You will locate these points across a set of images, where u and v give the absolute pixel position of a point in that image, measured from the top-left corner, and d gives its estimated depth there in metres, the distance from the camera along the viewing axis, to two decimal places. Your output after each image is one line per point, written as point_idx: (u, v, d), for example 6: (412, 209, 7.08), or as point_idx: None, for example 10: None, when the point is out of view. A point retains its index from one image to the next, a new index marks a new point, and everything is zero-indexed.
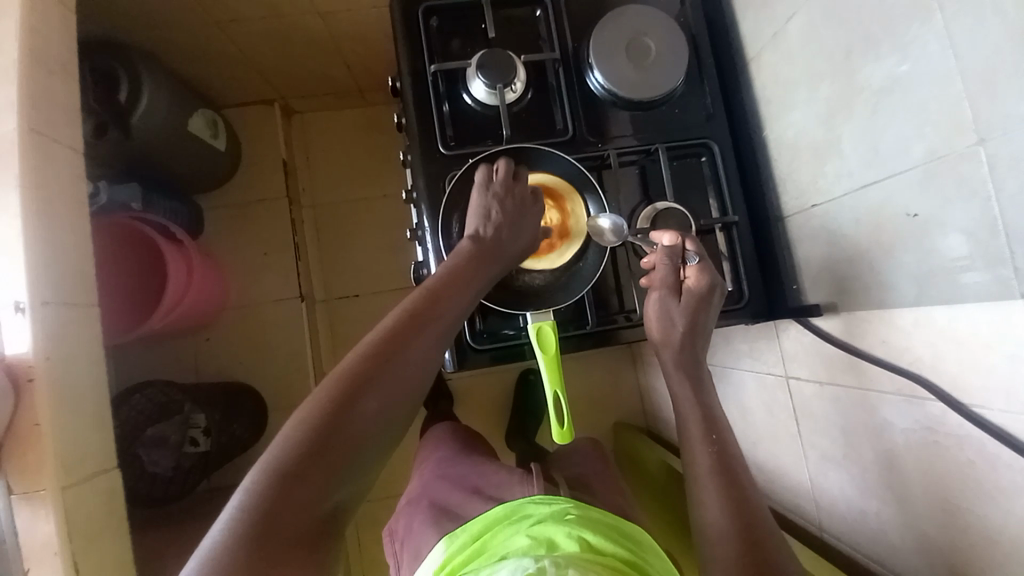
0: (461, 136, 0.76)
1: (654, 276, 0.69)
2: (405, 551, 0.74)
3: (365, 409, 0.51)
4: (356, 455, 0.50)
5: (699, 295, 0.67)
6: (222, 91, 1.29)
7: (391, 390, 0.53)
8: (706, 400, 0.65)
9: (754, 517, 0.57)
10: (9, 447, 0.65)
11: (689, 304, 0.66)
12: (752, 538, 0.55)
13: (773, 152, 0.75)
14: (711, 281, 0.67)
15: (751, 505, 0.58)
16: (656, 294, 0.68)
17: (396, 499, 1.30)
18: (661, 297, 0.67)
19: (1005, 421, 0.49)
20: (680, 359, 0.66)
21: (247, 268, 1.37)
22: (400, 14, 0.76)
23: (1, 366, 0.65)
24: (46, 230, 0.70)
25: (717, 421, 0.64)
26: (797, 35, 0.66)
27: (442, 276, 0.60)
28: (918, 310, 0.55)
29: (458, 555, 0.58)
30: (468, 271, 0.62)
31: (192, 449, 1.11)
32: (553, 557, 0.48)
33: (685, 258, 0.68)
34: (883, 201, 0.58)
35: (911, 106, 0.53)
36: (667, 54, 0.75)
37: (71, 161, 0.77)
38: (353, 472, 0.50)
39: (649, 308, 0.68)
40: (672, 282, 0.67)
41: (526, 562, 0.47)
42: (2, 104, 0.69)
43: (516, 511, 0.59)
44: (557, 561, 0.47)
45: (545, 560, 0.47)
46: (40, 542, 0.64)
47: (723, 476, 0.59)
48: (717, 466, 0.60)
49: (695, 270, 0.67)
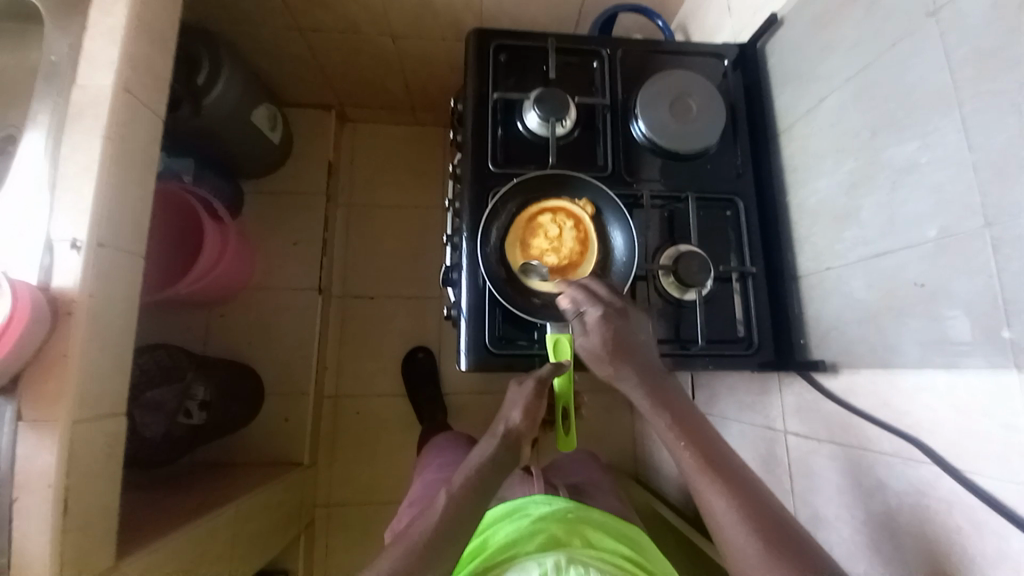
0: (510, 157, 0.83)
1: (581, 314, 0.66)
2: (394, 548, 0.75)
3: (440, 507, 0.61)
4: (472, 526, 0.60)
5: (606, 317, 0.65)
6: (288, 90, 1.39)
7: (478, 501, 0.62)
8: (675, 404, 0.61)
9: (783, 528, 0.52)
10: (33, 371, 0.67)
11: (603, 339, 0.64)
12: (783, 544, 0.51)
13: (794, 216, 0.80)
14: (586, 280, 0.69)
15: (767, 508, 0.53)
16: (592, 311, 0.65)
17: (397, 504, 1.36)
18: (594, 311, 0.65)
19: (994, 487, 0.51)
20: (640, 363, 0.64)
21: (275, 254, 1.42)
22: (474, 44, 0.84)
23: (46, 293, 0.68)
24: (118, 177, 0.75)
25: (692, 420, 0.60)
26: (829, 113, 0.73)
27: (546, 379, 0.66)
28: (920, 373, 0.58)
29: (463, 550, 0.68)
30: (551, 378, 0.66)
31: (185, 421, 1.09)
32: (556, 557, 0.58)
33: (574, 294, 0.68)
34: (894, 270, 0.62)
35: (927, 187, 0.58)
36: (706, 115, 0.83)
37: (150, 122, 0.83)
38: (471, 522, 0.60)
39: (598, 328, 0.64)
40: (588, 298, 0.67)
41: (531, 567, 0.58)
42: (101, 61, 0.77)
43: (519, 508, 0.71)
44: (559, 562, 0.58)
45: (548, 562, 0.58)
46: (39, 471, 0.65)
47: (718, 474, 0.55)
48: (713, 469, 0.56)
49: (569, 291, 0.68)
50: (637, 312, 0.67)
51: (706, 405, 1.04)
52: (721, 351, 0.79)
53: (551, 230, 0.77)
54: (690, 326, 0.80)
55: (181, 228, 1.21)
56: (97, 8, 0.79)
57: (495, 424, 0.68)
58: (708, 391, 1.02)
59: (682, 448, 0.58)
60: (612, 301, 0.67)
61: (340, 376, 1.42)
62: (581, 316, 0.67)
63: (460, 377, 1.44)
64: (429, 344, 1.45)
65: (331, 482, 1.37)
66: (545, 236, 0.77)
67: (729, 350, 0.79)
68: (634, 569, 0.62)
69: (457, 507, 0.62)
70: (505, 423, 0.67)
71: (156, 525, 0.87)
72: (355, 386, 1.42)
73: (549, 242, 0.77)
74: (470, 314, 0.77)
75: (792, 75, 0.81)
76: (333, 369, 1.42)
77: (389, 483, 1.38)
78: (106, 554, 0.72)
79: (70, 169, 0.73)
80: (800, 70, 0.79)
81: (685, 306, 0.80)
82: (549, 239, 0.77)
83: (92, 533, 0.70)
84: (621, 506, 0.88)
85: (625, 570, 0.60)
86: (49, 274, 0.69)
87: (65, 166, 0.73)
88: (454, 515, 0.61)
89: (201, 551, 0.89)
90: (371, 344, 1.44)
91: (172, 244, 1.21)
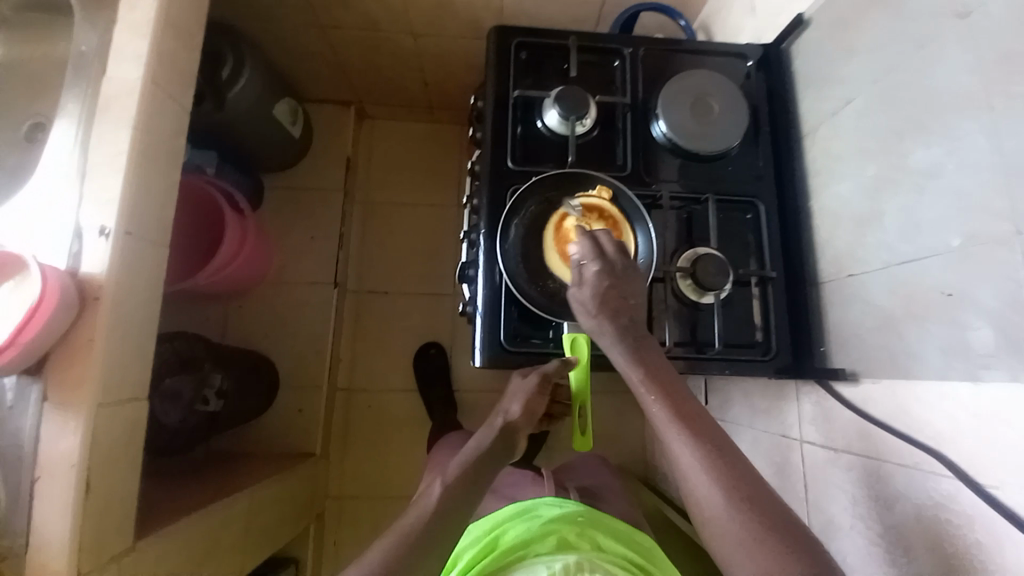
0: (529, 155, 0.83)
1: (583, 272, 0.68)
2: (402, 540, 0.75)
3: (449, 497, 0.62)
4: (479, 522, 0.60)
5: (606, 272, 0.66)
6: (309, 86, 1.40)
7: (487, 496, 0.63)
8: (665, 379, 0.61)
9: (750, 480, 0.53)
10: (59, 355, 0.69)
11: (600, 291, 0.66)
12: (765, 516, 0.50)
13: (816, 220, 0.79)
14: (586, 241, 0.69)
15: (731, 461, 0.54)
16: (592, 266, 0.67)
17: (404, 499, 1.37)
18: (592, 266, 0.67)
19: (1019, 503, 0.49)
20: (623, 326, 0.65)
21: (292, 247, 1.44)
22: (495, 41, 0.84)
23: (74, 280, 0.70)
24: (144, 168, 0.77)
25: (678, 396, 0.60)
26: (853, 116, 0.72)
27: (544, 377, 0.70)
28: (942, 383, 0.57)
29: (470, 548, 0.67)
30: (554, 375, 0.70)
31: (202, 408, 1.11)
32: (565, 560, 0.58)
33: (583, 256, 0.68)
34: (917, 277, 0.61)
35: (954, 192, 0.57)
36: (728, 116, 0.82)
37: (176, 115, 0.85)
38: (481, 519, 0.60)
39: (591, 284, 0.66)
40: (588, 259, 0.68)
41: (540, 569, 0.57)
42: (131, 54, 0.78)
43: (529, 509, 0.71)
44: (567, 566, 0.57)
45: (557, 564, 0.57)
46: (62, 452, 0.66)
47: (687, 426, 0.57)
48: (683, 422, 0.57)
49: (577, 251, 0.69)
50: (637, 275, 0.68)
51: (719, 411, 1.03)
52: (737, 356, 0.78)
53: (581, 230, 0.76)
54: (707, 330, 0.79)
55: (201, 219, 1.23)
56: (127, 2, 0.81)
57: (494, 415, 0.71)
58: (722, 397, 1.01)
59: (654, 402, 0.60)
60: (614, 259, 0.68)
61: (353, 370, 1.44)
62: (581, 269, 0.69)
63: (471, 375, 1.44)
64: (442, 340, 1.45)
65: (341, 474, 1.39)
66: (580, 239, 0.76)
67: (745, 355, 0.78)
68: None
69: (468, 503, 0.62)
70: (504, 414, 0.70)
71: (172, 509, 0.89)
72: (366, 380, 1.43)
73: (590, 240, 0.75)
74: (485, 311, 0.77)
75: (816, 77, 0.79)
76: (346, 362, 1.44)
77: (399, 478, 1.39)
78: (124, 535, 0.74)
79: (99, 158, 0.74)
80: (825, 72, 0.78)
81: (702, 310, 0.79)
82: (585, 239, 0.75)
83: (111, 515, 0.72)
84: (630, 509, 0.88)
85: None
86: (77, 260, 0.71)
87: (94, 157, 0.75)
88: (465, 510, 0.62)
89: (213, 536, 0.90)
90: (384, 339, 1.45)
91: (192, 235, 1.23)
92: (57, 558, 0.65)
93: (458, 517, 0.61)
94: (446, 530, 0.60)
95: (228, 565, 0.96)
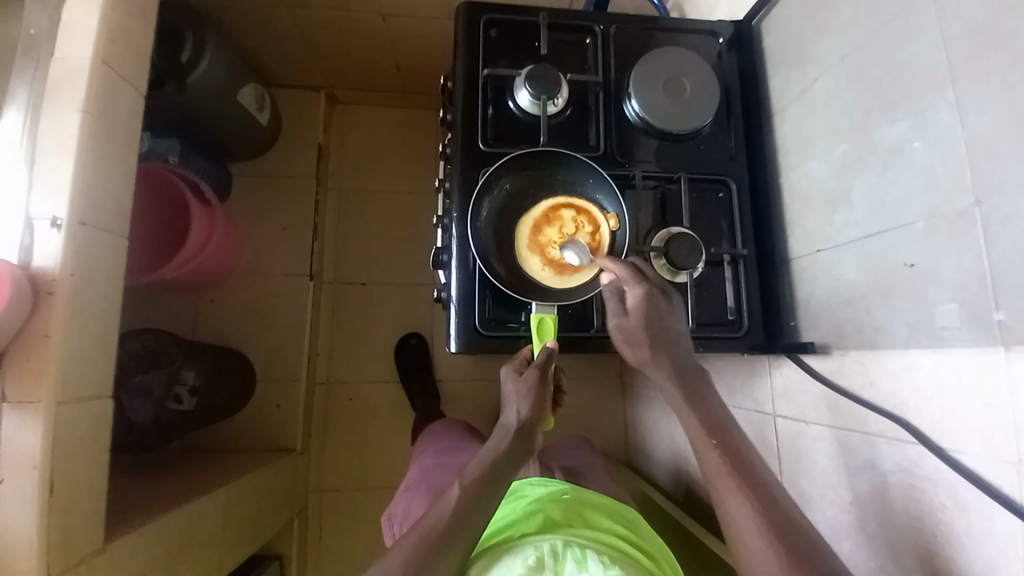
0: (500, 136, 0.81)
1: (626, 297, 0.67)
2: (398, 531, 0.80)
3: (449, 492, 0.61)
4: (465, 509, 0.60)
5: (647, 296, 0.66)
6: (275, 69, 1.36)
7: (469, 484, 0.62)
8: (708, 405, 0.61)
9: (802, 542, 0.50)
10: (15, 353, 0.66)
11: (642, 316, 0.65)
12: (795, 546, 0.50)
13: (787, 198, 0.80)
14: (633, 282, 0.67)
15: (790, 522, 0.52)
16: (639, 289, 0.66)
17: (390, 490, 1.37)
18: (648, 293, 0.66)
19: (979, 466, 0.51)
20: (672, 355, 0.64)
21: (264, 238, 1.41)
22: (464, 19, 0.82)
23: (26, 273, 0.66)
24: (99, 157, 0.74)
25: (719, 424, 0.59)
26: (822, 94, 0.72)
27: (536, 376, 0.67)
28: (906, 354, 0.59)
29: None
30: (547, 371, 0.67)
31: (176, 406, 1.08)
32: (552, 541, 0.58)
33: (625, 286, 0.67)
34: (883, 252, 0.62)
35: (918, 167, 0.58)
36: (700, 94, 0.81)
37: (131, 99, 0.81)
38: (468, 507, 0.60)
39: (637, 309, 0.65)
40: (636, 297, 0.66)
41: (528, 551, 0.58)
42: (79, 34, 0.74)
43: (516, 490, 0.74)
44: (555, 546, 0.58)
45: (546, 546, 0.58)
46: (23, 451, 0.64)
47: (743, 478, 0.55)
48: (742, 479, 0.55)
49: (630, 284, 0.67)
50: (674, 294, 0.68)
51: None
52: (712, 334, 0.78)
53: (567, 227, 0.76)
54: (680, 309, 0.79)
55: (167, 210, 1.19)
56: None
57: (505, 415, 0.68)
58: None
59: (710, 452, 0.57)
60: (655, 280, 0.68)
61: (332, 362, 1.42)
62: (620, 296, 0.68)
63: (453, 363, 1.44)
64: (422, 329, 1.44)
65: (323, 467, 1.37)
66: (558, 231, 0.76)
67: (720, 332, 0.79)
68: (627, 547, 0.63)
69: (454, 492, 0.62)
70: (515, 414, 0.67)
71: (146, 507, 0.87)
72: (346, 372, 1.41)
73: (586, 237, 0.75)
74: (459, 295, 0.76)
75: (786, 55, 0.79)
76: (324, 354, 1.42)
77: (384, 469, 1.38)
78: (95, 535, 0.72)
79: (49, 144, 0.71)
80: (794, 49, 0.78)
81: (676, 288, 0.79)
82: (561, 233, 0.75)
83: (81, 513, 0.70)
84: (616, 487, 0.89)
85: (618, 548, 0.62)
86: (29, 253, 0.68)
87: (43, 143, 0.71)
88: (451, 499, 0.61)
89: (190, 530, 0.89)
90: (362, 330, 1.43)
91: (155, 225, 1.19)
92: (23, 561, 0.63)
93: (446, 506, 0.60)
94: (433, 520, 0.59)
95: (207, 558, 0.95)
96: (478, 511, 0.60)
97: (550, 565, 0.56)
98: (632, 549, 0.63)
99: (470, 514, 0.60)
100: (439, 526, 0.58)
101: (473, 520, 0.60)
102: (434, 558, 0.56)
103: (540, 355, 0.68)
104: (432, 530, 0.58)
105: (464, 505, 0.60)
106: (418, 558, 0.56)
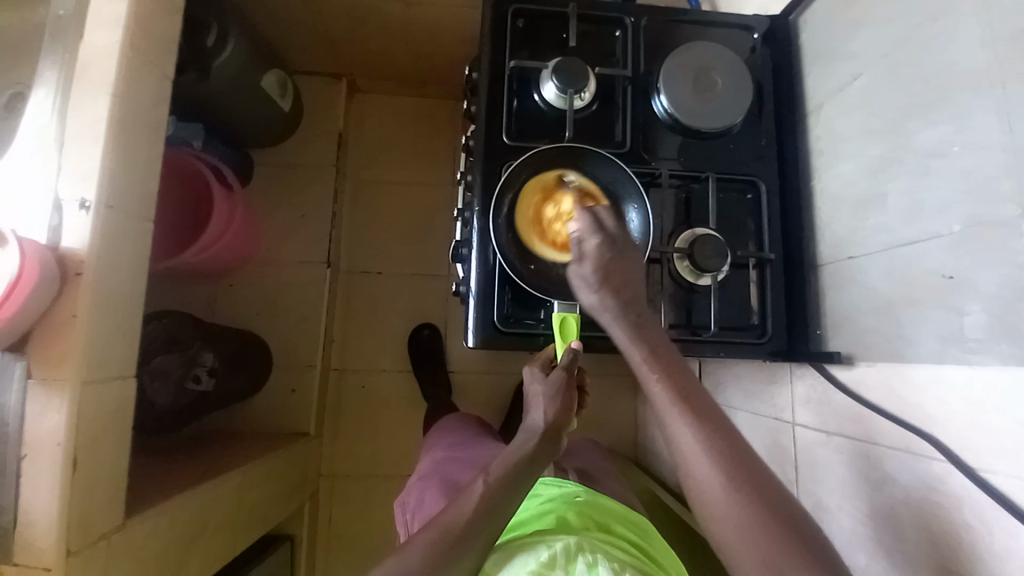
0: (524, 130, 0.80)
1: (586, 249, 0.64)
2: (414, 520, 0.83)
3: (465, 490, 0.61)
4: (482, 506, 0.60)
5: (605, 245, 0.64)
6: (297, 56, 1.35)
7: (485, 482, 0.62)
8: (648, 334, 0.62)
9: (752, 468, 0.52)
10: (42, 333, 0.67)
11: (602, 264, 0.64)
12: (746, 476, 0.52)
13: (817, 201, 0.77)
14: (589, 230, 0.65)
15: (745, 457, 0.53)
16: (594, 239, 0.64)
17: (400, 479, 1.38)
18: (601, 243, 0.64)
19: (1010, 487, 0.49)
20: (627, 300, 0.63)
21: (283, 224, 1.42)
22: (491, 9, 0.80)
23: (55, 255, 0.67)
24: (126, 141, 0.74)
25: (662, 355, 0.61)
26: (859, 94, 0.70)
27: (564, 376, 0.67)
28: (937, 368, 0.57)
29: None
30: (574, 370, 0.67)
31: (194, 387, 1.09)
32: (566, 540, 0.57)
33: (585, 240, 0.65)
34: (916, 260, 0.60)
35: (958, 174, 0.55)
36: (731, 92, 0.79)
37: (158, 84, 0.82)
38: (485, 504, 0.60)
39: (596, 263, 0.64)
40: (599, 250, 0.64)
41: (541, 549, 0.57)
42: (108, 18, 0.75)
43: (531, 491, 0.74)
44: (568, 546, 0.57)
45: (558, 545, 0.57)
46: (48, 429, 0.66)
47: (688, 405, 0.56)
48: (657, 367, 0.60)
49: (591, 238, 0.65)
50: (635, 248, 0.66)
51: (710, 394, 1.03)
52: (733, 339, 0.76)
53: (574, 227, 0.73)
54: (702, 313, 0.78)
55: (190, 197, 1.21)
56: None
57: (531, 417, 0.69)
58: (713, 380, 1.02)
59: (656, 381, 0.59)
60: (613, 232, 0.65)
61: (346, 350, 1.43)
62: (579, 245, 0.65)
63: (466, 356, 1.44)
64: (436, 321, 1.44)
65: (335, 452, 1.39)
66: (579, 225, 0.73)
67: (742, 337, 0.77)
68: (640, 555, 0.63)
69: (474, 489, 0.62)
70: (541, 415, 0.68)
71: (163, 486, 0.88)
72: (359, 360, 1.42)
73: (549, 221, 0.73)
74: (477, 291, 0.75)
75: (823, 53, 0.77)
76: (339, 341, 1.43)
77: (394, 457, 1.39)
78: (114, 513, 0.74)
79: (79, 127, 0.71)
80: (832, 47, 0.75)
81: (697, 291, 0.77)
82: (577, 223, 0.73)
83: (102, 491, 0.72)
84: (626, 490, 0.89)
85: (631, 555, 0.61)
86: (57, 234, 0.69)
87: (72, 126, 0.71)
88: (470, 495, 0.61)
89: (203, 514, 0.90)
90: (376, 319, 1.44)
91: (173, 205, 1.20)
92: (45, 537, 0.65)
93: (465, 502, 0.60)
94: (450, 516, 0.59)
95: (219, 541, 0.96)
96: (497, 508, 0.60)
97: (561, 565, 0.55)
98: (644, 558, 0.62)
99: (488, 511, 0.60)
100: (457, 521, 0.59)
101: (491, 517, 0.60)
102: (453, 553, 0.57)
103: (563, 356, 0.67)
104: (449, 525, 0.58)
105: (481, 502, 0.60)
106: (435, 552, 0.56)
